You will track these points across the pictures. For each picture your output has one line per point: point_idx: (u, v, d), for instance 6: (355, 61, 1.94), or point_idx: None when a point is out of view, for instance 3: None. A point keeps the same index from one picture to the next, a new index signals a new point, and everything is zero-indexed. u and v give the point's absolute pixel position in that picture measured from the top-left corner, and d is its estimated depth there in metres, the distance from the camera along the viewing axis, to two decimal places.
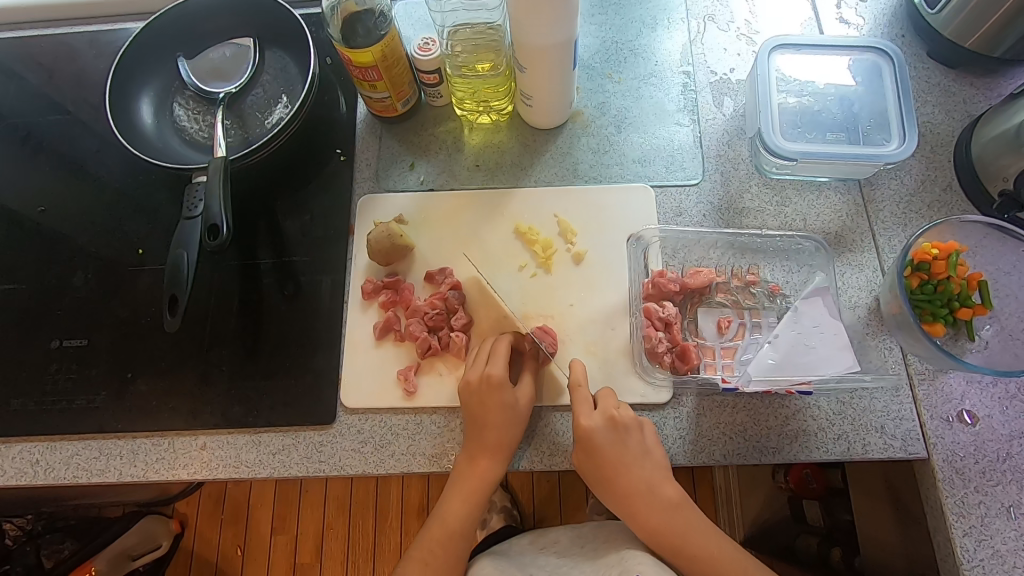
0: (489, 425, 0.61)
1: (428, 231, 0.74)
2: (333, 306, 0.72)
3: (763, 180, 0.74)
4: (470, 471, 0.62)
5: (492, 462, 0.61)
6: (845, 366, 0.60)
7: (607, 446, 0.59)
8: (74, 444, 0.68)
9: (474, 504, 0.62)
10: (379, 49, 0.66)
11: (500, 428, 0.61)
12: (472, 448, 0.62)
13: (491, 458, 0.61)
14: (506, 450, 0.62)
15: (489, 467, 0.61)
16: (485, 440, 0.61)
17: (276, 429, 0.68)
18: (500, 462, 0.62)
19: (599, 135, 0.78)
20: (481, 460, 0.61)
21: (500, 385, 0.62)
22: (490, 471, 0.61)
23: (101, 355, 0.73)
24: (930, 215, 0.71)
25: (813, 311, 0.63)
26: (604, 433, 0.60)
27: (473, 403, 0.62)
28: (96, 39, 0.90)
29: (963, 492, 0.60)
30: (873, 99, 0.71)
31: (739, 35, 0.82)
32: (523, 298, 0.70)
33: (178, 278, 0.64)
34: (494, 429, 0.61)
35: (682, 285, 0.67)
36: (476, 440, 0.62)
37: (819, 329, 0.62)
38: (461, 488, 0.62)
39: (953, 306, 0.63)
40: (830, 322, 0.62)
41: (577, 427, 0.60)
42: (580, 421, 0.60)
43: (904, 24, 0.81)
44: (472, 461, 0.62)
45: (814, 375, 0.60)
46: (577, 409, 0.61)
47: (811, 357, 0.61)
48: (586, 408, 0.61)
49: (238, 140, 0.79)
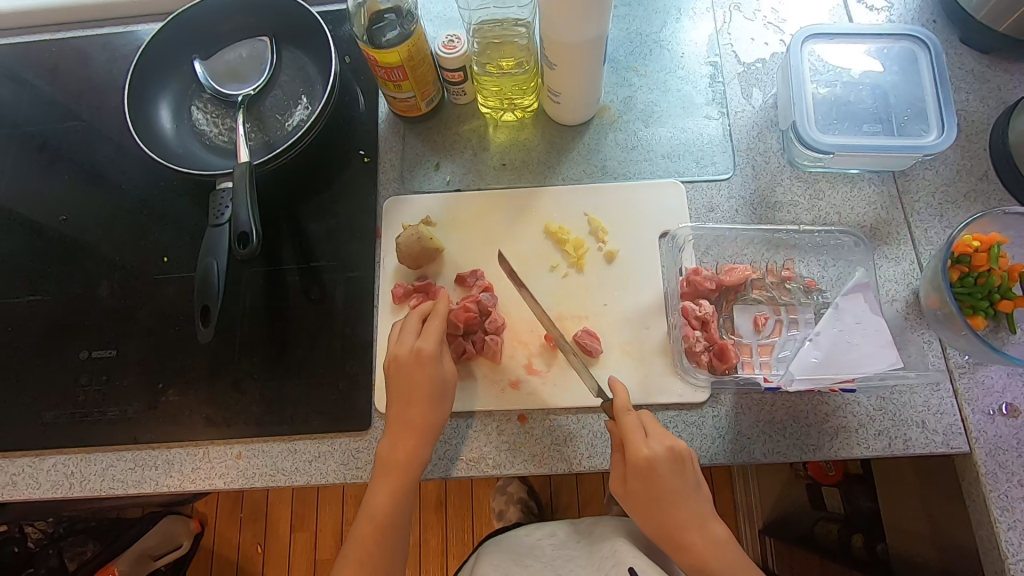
0: (415, 400, 0.60)
1: (457, 232, 0.73)
2: (362, 311, 0.72)
3: (795, 173, 0.73)
4: (394, 457, 0.60)
5: (416, 444, 0.60)
6: (889, 363, 0.60)
7: (665, 476, 0.57)
8: (108, 456, 0.68)
9: (401, 493, 0.60)
10: (406, 48, 0.65)
11: (422, 407, 0.60)
12: (395, 431, 0.60)
13: (416, 437, 0.60)
14: (431, 428, 0.61)
15: (415, 450, 0.60)
16: (407, 420, 0.60)
17: (311, 437, 0.67)
18: (421, 446, 0.60)
19: (627, 131, 0.76)
20: (404, 443, 0.60)
21: (429, 360, 0.61)
22: (415, 454, 0.60)
23: (130, 365, 0.72)
24: (967, 205, 0.70)
25: (855, 307, 0.62)
26: (659, 466, 0.57)
27: (398, 379, 0.61)
28: (110, 42, 0.89)
29: (1007, 486, 0.60)
30: (909, 88, 0.69)
31: (766, 24, 0.80)
32: (556, 299, 0.69)
33: (209, 288, 0.64)
34: (417, 406, 0.60)
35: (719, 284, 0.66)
36: (400, 418, 0.60)
37: (861, 325, 0.62)
38: (386, 472, 0.60)
39: (993, 299, 0.62)
40: (871, 318, 0.62)
41: (636, 456, 0.57)
42: (639, 452, 0.57)
43: (934, 9, 0.79)
44: (394, 445, 0.60)
45: (858, 373, 0.60)
46: (633, 438, 0.57)
47: (854, 355, 0.61)
48: (640, 435, 0.58)
49: (260, 144, 0.78)
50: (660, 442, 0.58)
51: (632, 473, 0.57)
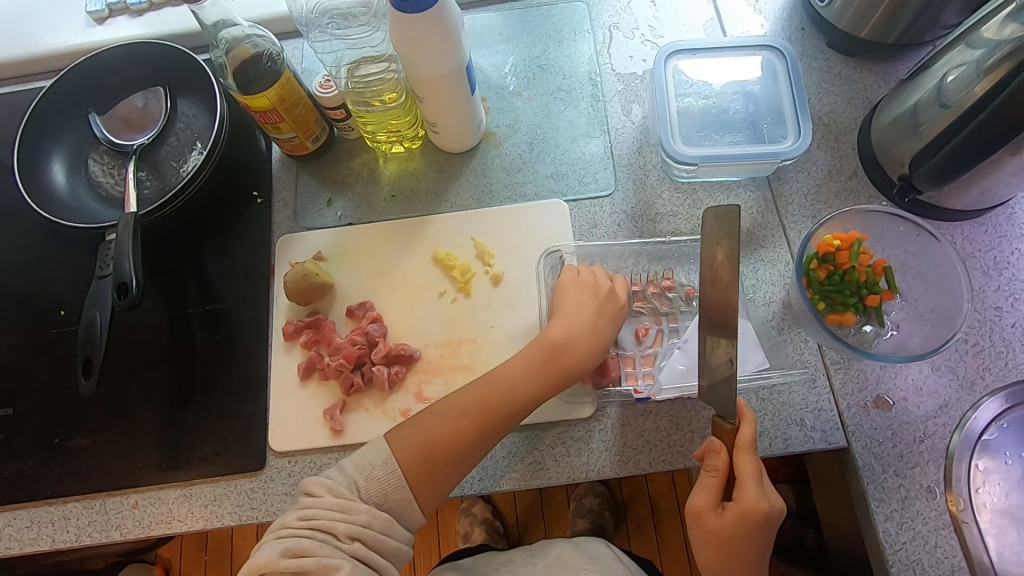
0: (557, 333, 0.62)
1: (348, 266, 0.74)
2: (257, 350, 0.72)
3: (674, 184, 0.74)
4: (515, 370, 0.60)
5: (542, 372, 0.60)
6: (755, 365, 0.64)
7: (770, 531, 0.54)
8: (5, 515, 0.68)
9: (495, 411, 0.59)
10: (275, 91, 0.66)
11: (592, 338, 0.62)
12: (530, 354, 0.61)
13: (544, 368, 0.60)
14: (573, 372, 0.61)
15: (536, 380, 0.60)
16: (549, 341, 0.61)
17: (207, 481, 0.67)
18: (545, 388, 0.60)
19: (512, 154, 0.78)
20: (530, 366, 0.60)
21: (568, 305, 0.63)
22: (534, 383, 0.60)
23: (28, 421, 0.72)
24: (837, 204, 0.72)
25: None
26: (768, 521, 0.54)
27: (564, 311, 0.63)
28: (9, 100, 0.90)
29: (883, 477, 0.61)
30: (770, 96, 0.72)
31: (644, 41, 0.83)
32: (443, 325, 0.70)
33: (92, 340, 0.64)
34: (582, 339, 0.62)
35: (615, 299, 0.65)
36: (546, 342, 0.61)
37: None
38: (491, 379, 0.60)
39: (862, 295, 0.64)
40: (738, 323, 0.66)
41: (748, 505, 0.53)
42: (756, 504, 0.53)
43: (803, 17, 0.82)
44: (542, 364, 0.61)
45: None
46: (754, 489, 0.54)
47: None
48: (758, 484, 0.54)
49: (154, 192, 0.79)
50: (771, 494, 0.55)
51: (739, 518, 0.54)
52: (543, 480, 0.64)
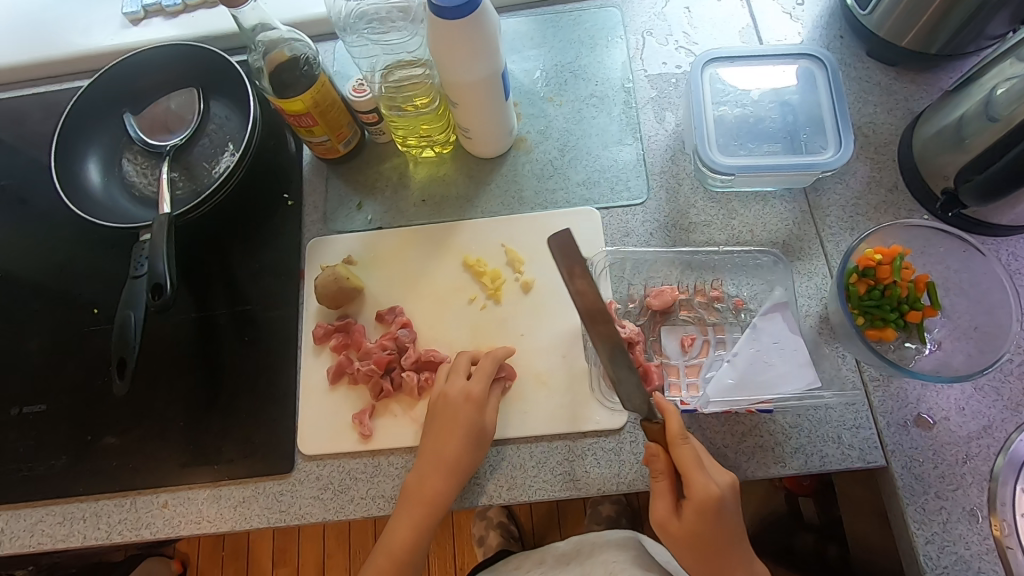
0: (447, 436, 0.62)
1: (377, 270, 0.74)
2: (287, 353, 0.72)
3: (708, 194, 0.73)
4: (421, 491, 0.61)
5: (443, 481, 0.61)
6: (806, 383, 0.61)
7: (727, 513, 0.55)
8: (37, 511, 0.69)
9: (422, 525, 0.61)
10: (310, 95, 0.66)
11: (459, 448, 0.61)
12: (426, 464, 0.62)
13: (443, 474, 0.61)
14: (461, 471, 0.61)
15: (441, 489, 0.61)
16: (441, 455, 0.61)
17: (236, 482, 0.68)
18: (451, 484, 0.61)
19: (543, 160, 0.78)
20: (430, 476, 0.61)
21: (474, 402, 0.63)
22: (440, 490, 0.61)
23: (60, 418, 0.73)
24: (877, 217, 0.70)
25: (772, 327, 0.63)
26: (723, 503, 0.55)
27: (438, 416, 0.63)
28: (45, 100, 0.91)
29: (924, 499, 0.60)
30: (809, 106, 0.71)
31: (678, 48, 0.82)
32: (473, 332, 0.70)
33: (126, 340, 0.65)
34: (451, 441, 0.61)
35: (463, 394, 0.63)
36: (433, 452, 0.62)
37: (779, 345, 0.62)
38: (412, 503, 0.61)
39: (903, 310, 0.62)
40: (791, 337, 0.62)
41: (700, 494, 0.54)
42: (707, 488, 0.54)
43: (841, 24, 0.81)
44: (422, 482, 0.61)
45: (773, 393, 0.60)
46: (699, 476, 0.54)
47: (769, 375, 0.61)
48: (701, 471, 0.54)
49: (187, 193, 0.79)
50: (716, 475, 0.56)
51: (697, 510, 0.54)
52: (572, 491, 0.63)
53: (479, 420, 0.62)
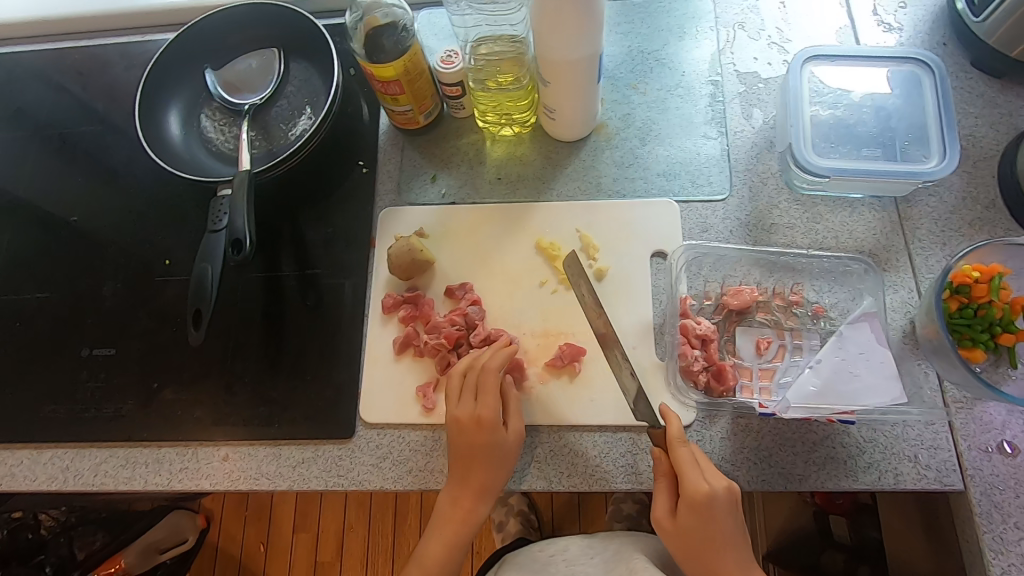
0: (475, 466, 0.60)
1: (449, 245, 0.74)
2: (353, 320, 0.73)
3: (793, 195, 0.71)
4: (455, 512, 0.61)
5: (474, 504, 0.61)
6: (891, 398, 0.59)
7: (721, 516, 0.55)
8: (102, 452, 0.70)
9: (455, 543, 0.62)
10: (402, 63, 0.66)
11: (484, 471, 0.60)
12: (457, 487, 0.61)
13: (474, 498, 0.61)
14: (491, 490, 0.61)
15: (473, 509, 0.61)
16: (471, 481, 0.61)
17: (296, 443, 0.68)
18: (481, 504, 0.61)
19: (623, 148, 0.76)
20: (463, 501, 0.61)
21: (490, 426, 0.60)
22: (472, 511, 0.61)
23: (128, 364, 0.74)
24: (971, 233, 0.68)
25: (859, 337, 0.61)
26: (721, 504, 0.55)
27: (460, 443, 0.61)
28: (127, 50, 0.92)
29: (1002, 528, 0.58)
30: (912, 112, 0.68)
31: (770, 43, 0.79)
32: (543, 316, 0.69)
33: (203, 292, 0.65)
34: (479, 470, 0.60)
35: (477, 418, 0.61)
36: (460, 476, 0.61)
37: (865, 356, 0.60)
38: (447, 523, 0.61)
39: (994, 332, 0.60)
40: (877, 349, 0.61)
41: (694, 491, 0.55)
42: (698, 487, 0.55)
43: (945, 31, 0.77)
44: (455, 503, 0.61)
45: (857, 405, 0.58)
46: (693, 474, 0.55)
47: (855, 386, 0.59)
48: (696, 470, 0.56)
49: (263, 153, 0.80)
50: (716, 478, 0.57)
51: (686, 506, 0.55)
52: (633, 485, 0.62)
53: (501, 443, 0.61)
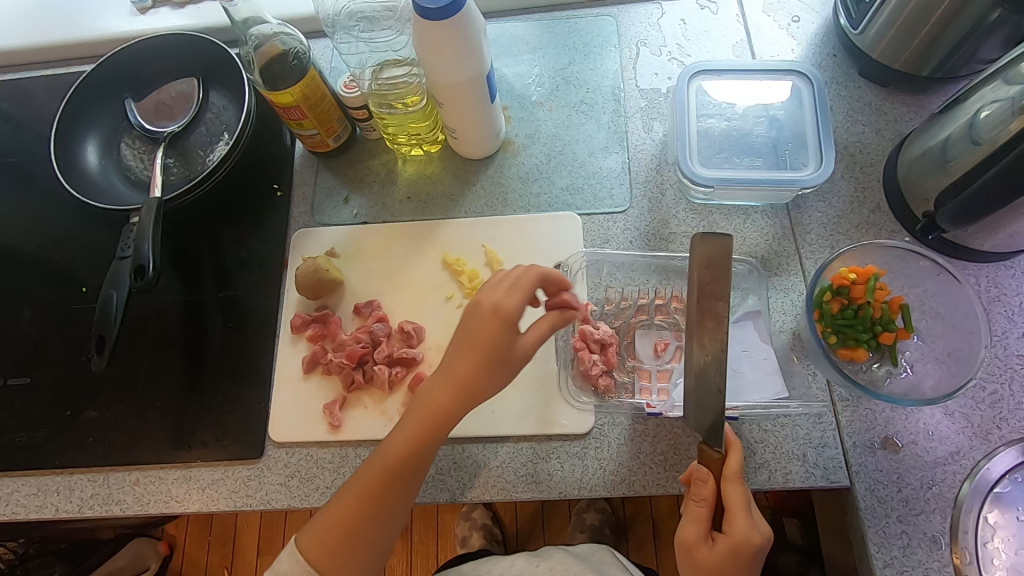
0: (466, 357, 0.54)
1: (359, 263, 0.75)
2: (266, 341, 0.74)
3: (690, 205, 0.74)
4: (428, 399, 0.55)
5: (451, 400, 0.54)
6: (775, 393, 0.63)
7: (754, 563, 0.53)
8: (14, 481, 0.70)
9: (420, 440, 0.54)
10: (299, 88, 0.67)
11: (480, 373, 0.54)
12: (438, 378, 0.55)
13: (451, 395, 0.54)
14: (474, 394, 0.54)
15: (449, 406, 0.54)
16: (454, 371, 0.54)
17: (206, 464, 0.69)
18: (461, 403, 0.55)
19: (529, 164, 0.78)
20: (439, 392, 0.54)
21: (510, 318, 0.54)
22: (445, 415, 0.54)
23: (43, 392, 0.75)
24: (858, 236, 0.70)
25: (743, 335, 0.66)
26: (758, 552, 0.53)
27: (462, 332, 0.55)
28: (51, 82, 0.94)
29: (886, 522, 0.59)
30: (794, 123, 0.71)
31: (671, 59, 0.82)
32: (448, 330, 0.70)
33: (107, 318, 0.66)
34: (468, 363, 0.54)
35: (495, 306, 0.54)
36: (453, 367, 0.54)
37: (747, 352, 0.64)
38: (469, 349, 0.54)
39: (875, 331, 0.62)
40: (759, 345, 0.65)
41: (741, 537, 0.52)
42: (751, 534, 0.52)
43: (835, 43, 0.81)
44: (430, 395, 0.55)
45: (740, 400, 0.62)
46: (746, 518, 0.52)
47: (738, 382, 0.63)
48: (748, 516, 0.53)
49: (180, 178, 0.81)
50: (759, 523, 0.54)
51: (728, 548, 0.52)
52: (534, 493, 0.63)
53: (508, 342, 0.54)
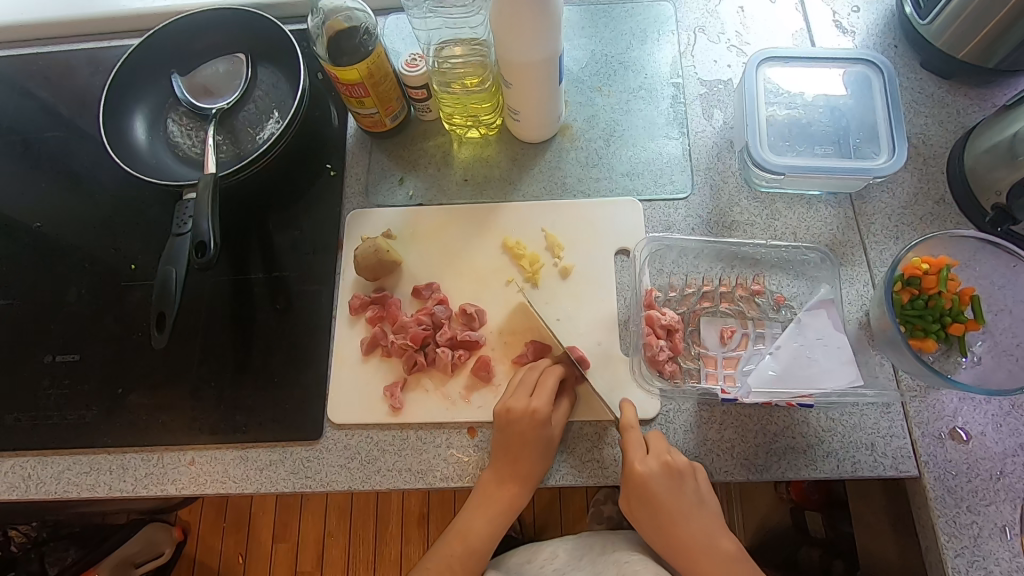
0: (524, 454, 0.61)
1: (417, 246, 0.74)
2: (321, 321, 0.73)
3: (752, 193, 0.73)
4: (496, 493, 0.61)
5: (519, 489, 0.61)
6: (849, 380, 0.60)
7: (660, 493, 0.58)
8: (65, 459, 0.69)
9: (498, 525, 0.62)
10: (365, 65, 0.67)
11: (531, 459, 0.61)
12: (500, 470, 0.61)
13: (519, 484, 0.61)
14: (536, 478, 0.62)
15: (517, 493, 0.61)
16: (515, 466, 0.61)
17: (263, 445, 0.68)
18: (527, 486, 0.61)
19: (588, 149, 0.77)
20: (507, 486, 0.61)
21: (545, 417, 0.61)
22: (517, 495, 0.61)
23: (93, 369, 0.74)
24: (923, 227, 0.70)
25: (816, 323, 0.63)
26: (659, 480, 0.58)
27: (505, 430, 0.61)
28: (94, 55, 0.92)
29: (955, 512, 0.59)
30: (862, 112, 0.71)
31: (730, 47, 0.81)
32: (510, 314, 0.70)
33: (166, 295, 0.65)
34: (526, 459, 0.61)
35: (531, 411, 0.61)
36: (508, 463, 0.61)
37: (823, 341, 0.62)
38: (513, 440, 0.61)
39: (945, 322, 0.62)
40: (833, 335, 0.62)
41: (631, 473, 0.59)
42: (635, 466, 0.58)
43: (896, 34, 0.80)
44: (499, 485, 0.61)
45: (815, 388, 0.60)
46: (631, 455, 0.59)
47: (813, 370, 0.61)
48: (640, 452, 0.59)
49: (231, 156, 0.79)
50: (654, 455, 0.59)
51: (631, 489, 0.59)
52: (599, 478, 0.63)
53: (549, 433, 0.61)
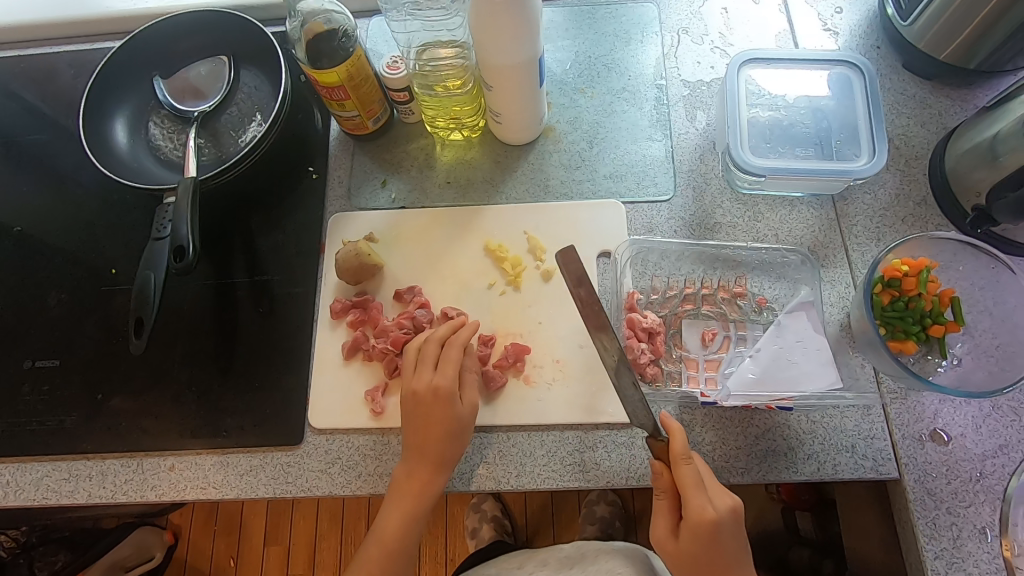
0: (432, 436, 0.60)
1: (400, 248, 0.74)
2: (303, 325, 0.72)
3: (735, 195, 0.73)
4: (410, 482, 0.61)
5: (431, 475, 0.60)
6: (828, 382, 0.61)
7: (723, 542, 0.54)
8: (44, 466, 0.69)
9: (413, 516, 0.61)
10: (346, 68, 0.66)
11: (440, 442, 0.60)
12: (413, 456, 0.61)
13: (431, 469, 0.60)
14: (449, 461, 0.61)
15: (431, 480, 0.60)
16: (424, 450, 0.60)
17: (244, 450, 0.67)
18: (438, 471, 0.61)
19: (571, 151, 0.77)
20: (418, 472, 0.61)
21: (448, 398, 0.61)
22: (430, 482, 0.60)
23: (73, 374, 0.73)
24: (905, 228, 0.70)
25: (796, 325, 0.64)
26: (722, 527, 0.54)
27: (416, 411, 0.61)
28: (76, 57, 0.91)
29: (935, 514, 0.59)
30: (843, 113, 0.71)
31: (713, 48, 0.81)
32: (492, 317, 0.69)
33: (145, 301, 0.64)
34: (433, 441, 0.60)
35: (433, 389, 0.61)
36: (417, 447, 0.61)
37: (802, 343, 0.63)
38: (422, 422, 0.61)
39: (926, 323, 0.62)
40: (813, 337, 0.63)
41: (695, 517, 0.54)
42: (703, 513, 0.53)
43: (879, 35, 0.80)
44: (411, 474, 0.61)
45: (795, 391, 0.61)
46: (699, 500, 0.54)
47: (793, 372, 0.62)
48: (706, 497, 0.54)
49: (212, 159, 0.79)
50: (720, 500, 0.55)
51: (689, 531, 0.54)
52: (582, 482, 0.63)
53: (458, 414, 0.61)
